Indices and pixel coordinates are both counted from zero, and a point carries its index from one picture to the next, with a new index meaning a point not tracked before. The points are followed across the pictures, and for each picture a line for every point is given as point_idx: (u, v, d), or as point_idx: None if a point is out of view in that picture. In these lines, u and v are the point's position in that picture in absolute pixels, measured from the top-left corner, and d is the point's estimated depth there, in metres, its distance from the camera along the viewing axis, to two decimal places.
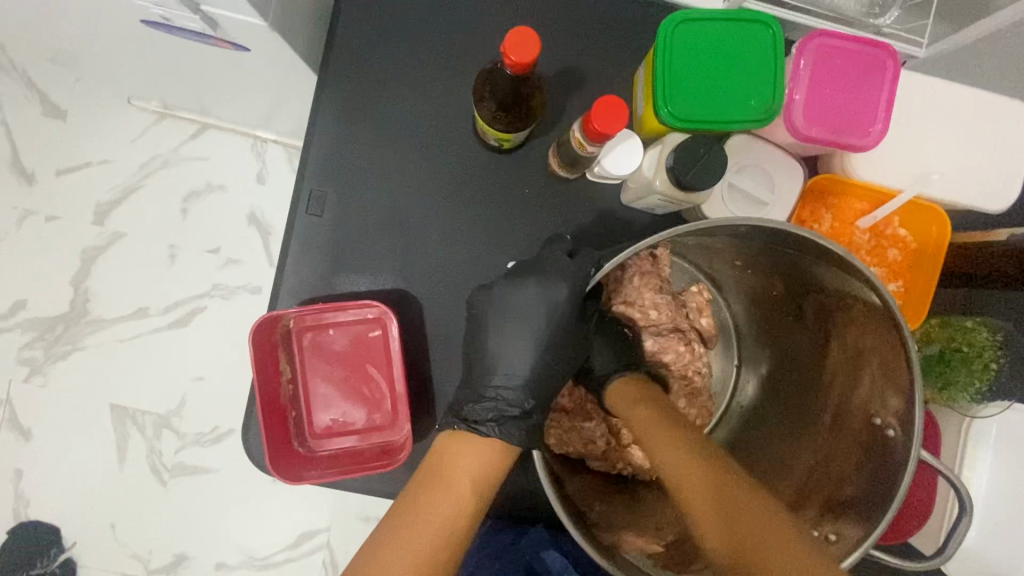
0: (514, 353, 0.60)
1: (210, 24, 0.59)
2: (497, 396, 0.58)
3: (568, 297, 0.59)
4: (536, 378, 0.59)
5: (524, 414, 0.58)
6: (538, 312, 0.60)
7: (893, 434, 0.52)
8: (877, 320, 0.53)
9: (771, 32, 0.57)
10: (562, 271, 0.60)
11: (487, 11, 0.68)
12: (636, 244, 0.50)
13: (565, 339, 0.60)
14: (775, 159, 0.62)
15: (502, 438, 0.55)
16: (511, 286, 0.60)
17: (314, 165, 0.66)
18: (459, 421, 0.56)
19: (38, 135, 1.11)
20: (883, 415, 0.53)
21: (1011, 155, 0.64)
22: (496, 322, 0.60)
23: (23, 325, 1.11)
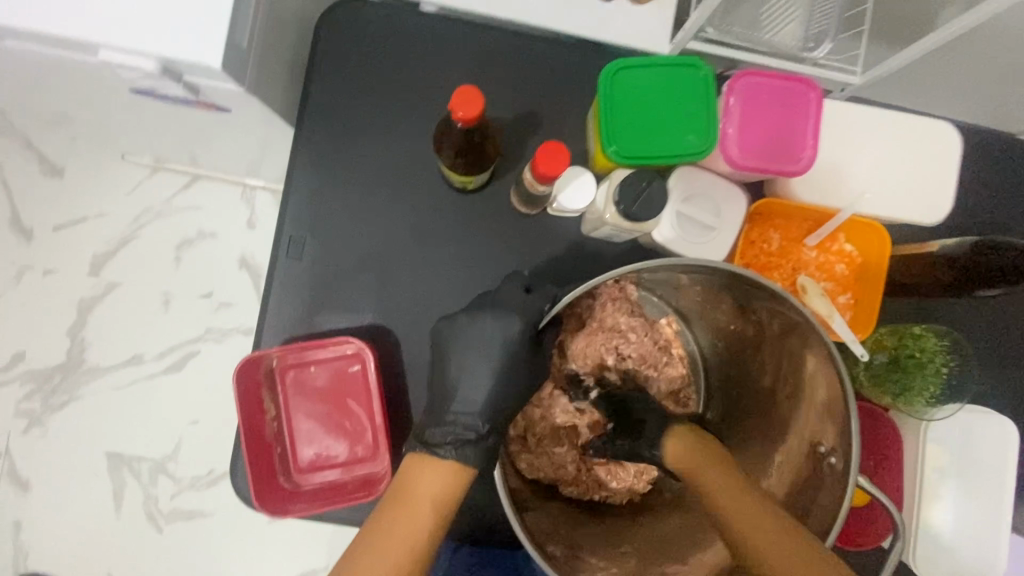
0: (473, 383, 0.62)
1: (193, 91, 0.64)
2: (455, 420, 0.61)
3: (522, 329, 0.62)
4: (496, 402, 0.62)
5: (479, 438, 0.60)
6: (491, 340, 0.62)
7: (835, 463, 0.55)
8: (819, 353, 0.56)
9: (702, 73, 0.62)
10: (514, 304, 0.63)
11: (451, 64, 0.74)
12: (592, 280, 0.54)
13: (521, 368, 0.63)
14: (718, 186, 0.67)
15: (458, 459, 0.58)
16: (471, 317, 0.63)
17: (293, 213, 0.71)
18: (418, 444, 0.60)
19: (37, 194, 1.16)
20: (827, 443, 0.56)
21: (939, 170, 0.70)
22: (456, 353, 0.63)
23: (21, 378, 1.14)
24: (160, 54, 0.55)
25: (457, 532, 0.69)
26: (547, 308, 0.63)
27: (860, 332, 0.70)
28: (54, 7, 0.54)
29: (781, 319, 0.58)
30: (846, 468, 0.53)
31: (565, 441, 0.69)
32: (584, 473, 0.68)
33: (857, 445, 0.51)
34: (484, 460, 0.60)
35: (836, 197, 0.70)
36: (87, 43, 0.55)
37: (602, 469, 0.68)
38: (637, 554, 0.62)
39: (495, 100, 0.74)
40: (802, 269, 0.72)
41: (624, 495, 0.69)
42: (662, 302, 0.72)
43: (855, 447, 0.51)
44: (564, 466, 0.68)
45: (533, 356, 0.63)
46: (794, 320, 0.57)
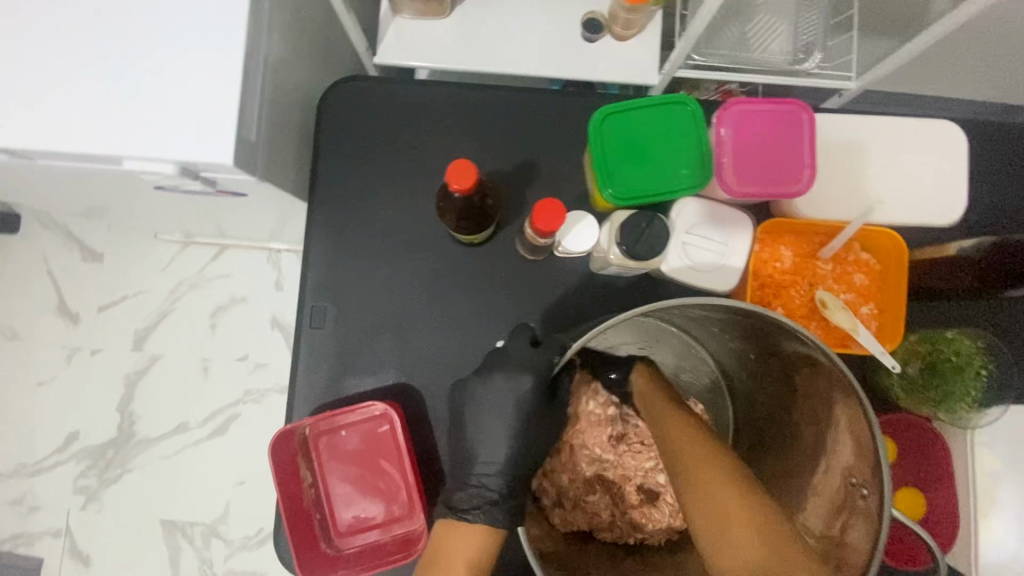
0: (490, 442, 0.65)
1: (209, 183, 0.69)
2: (478, 483, 0.65)
3: (532, 386, 0.65)
4: (515, 462, 0.66)
5: (501, 497, 0.64)
6: (505, 400, 0.65)
7: (867, 496, 0.51)
8: (833, 379, 0.54)
9: (690, 108, 0.63)
10: (525, 361, 0.66)
11: (448, 123, 0.77)
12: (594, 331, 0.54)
13: (536, 416, 0.66)
14: (723, 213, 0.67)
15: (487, 522, 0.62)
16: (480, 379, 0.66)
17: (312, 285, 0.74)
18: (446, 510, 0.65)
19: (81, 279, 1.24)
20: (857, 475, 0.53)
21: (946, 170, 0.69)
22: (473, 413, 0.66)
23: (78, 455, 1.20)
24: (177, 157, 0.60)
25: None
26: (557, 359, 0.65)
27: (889, 342, 0.68)
28: (80, 126, 0.60)
29: (792, 347, 0.57)
30: (879, 503, 0.49)
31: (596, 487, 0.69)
32: (616, 517, 0.68)
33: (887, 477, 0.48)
34: (512, 519, 0.64)
35: (847, 207, 0.69)
36: (111, 156, 0.60)
37: (636, 511, 0.68)
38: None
39: (492, 151, 0.76)
40: (820, 284, 0.70)
41: (662, 536, 0.68)
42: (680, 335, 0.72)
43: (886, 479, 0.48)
44: (597, 511, 0.68)
45: (545, 407, 0.67)
46: (802, 348, 0.55)
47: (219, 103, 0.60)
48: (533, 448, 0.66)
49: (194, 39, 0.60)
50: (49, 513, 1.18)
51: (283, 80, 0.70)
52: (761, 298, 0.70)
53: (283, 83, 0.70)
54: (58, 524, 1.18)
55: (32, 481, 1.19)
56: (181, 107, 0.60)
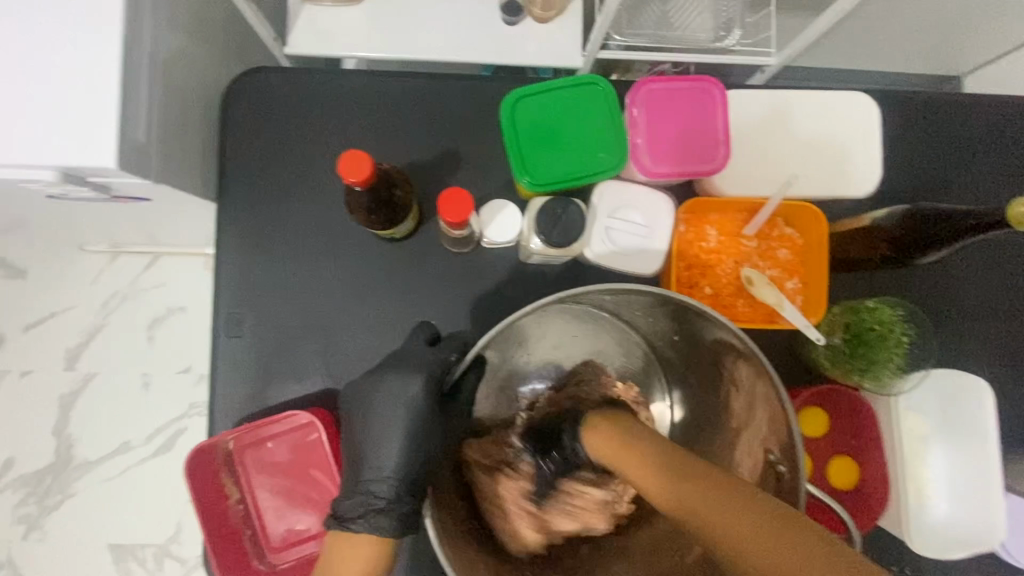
0: (382, 446, 0.61)
1: (107, 188, 0.64)
2: (366, 490, 0.59)
3: (423, 385, 0.61)
4: (410, 466, 0.61)
5: (389, 504, 0.58)
6: (397, 403, 0.61)
7: (784, 471, 0.54)
8: (747, 355, 0.56)
9: (601, 88, 0.62)
10: (419, 361, 0.62)
11: (365, 114, 0.73)
12: (497, 324, 0.53)
13: (434, 416, 0.62)
14: (643, 195, 0.66)
15: (373, 532, 0.56)
16: (374, 382, 0.62)
17: (228, 291, 0.70)
18: (332, 522, 0.57)
19: (2, 298, 1.16)
20: (777, 452, 0.55)
21: (863, 141, 0.70)
22: (366, 416, 0.62)
23: (13, 484, 1.13)
24: (55, 162, 0.55)
25: None
26: (454, 358, 0.63)
27: (813, 315, 0.69)
28: None
29: (710, 327, 0.58)
30: (796, 474, 0.52)
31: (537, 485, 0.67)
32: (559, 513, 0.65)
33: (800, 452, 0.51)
34: (401, 527, 0.57)
35: (765, 184, 0.69)
36: None
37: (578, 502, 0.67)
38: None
39: (415, 141, 0.73)
40: (745, 262, 0.70)
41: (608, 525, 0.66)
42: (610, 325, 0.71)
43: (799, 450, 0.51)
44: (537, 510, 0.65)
45: (442, 407, 0.63)
46: (718, 329, 0.57)
47: (101, 104, 0.55)
48: (427, 451, 0.61)
49: (64, 33, 0.55)
50: None
51: (176, 74, 0.66)
52: (689, 279, 0.69)
53: (178, 78, 0.66)
54: None
55: None
56: (59, 108, 0.55)
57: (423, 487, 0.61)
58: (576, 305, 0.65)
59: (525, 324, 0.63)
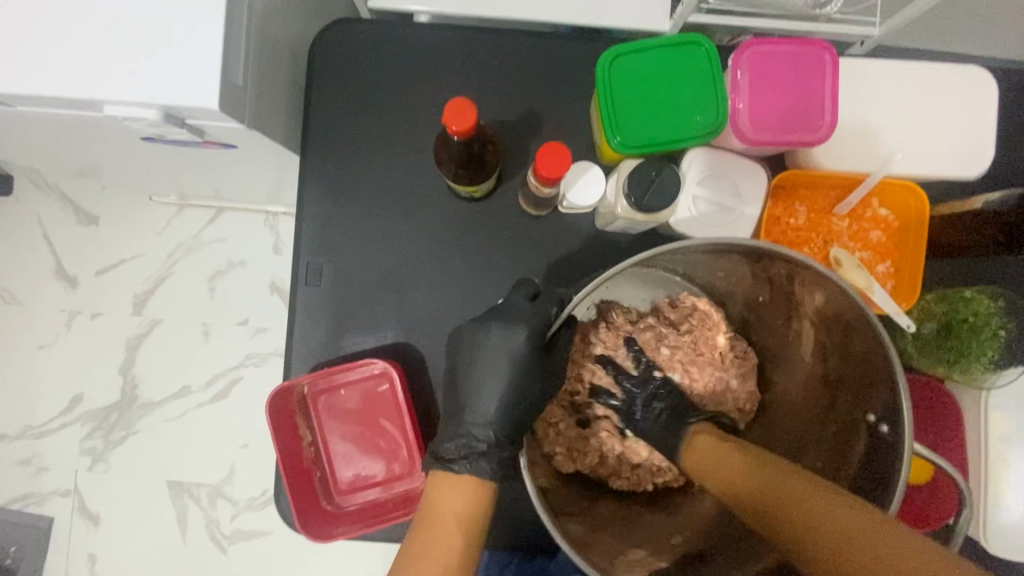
0: (485, 392, 0.61)
1: (198, 131, 0.65)
2: (468, 432, 0.60)
3: (526, 337, 0.60)
4: (510, 413, 0.61)
5: (491, 447, 0.60)
6: (500, 351, 0.61)
7: (886, 432, 0.53)
8: (851, 311, 0.54)
9: (705, 49, 0.59)
10: (521, 314, 0.62)
11: (444, 74, 0.73)
12: (600, 278, 0.52)
13: (534, 369, 0.61)
14: (735, 164, 0.64)
15: (473, 473, 0.58)
16: (477, 330, 0.62)
17: (307, 241, 0.71)
18: (434, 462, 0.60)
19: (76, 242, 1.22)
20: (877, 413, 0.55)
21: (974, 119, 0.65)
22: (468, 363, 0.62)
23: (82, 418, 1.20)
24: (160, 101, 0.56)
25: (502, 542, 0.70)
26: (555, 312, 0.61)
27: (904, 301, 0.66)
28: (60, 70, 0.56)
29: (808, 282, 0.56)
30: (898, 433, 0.51)
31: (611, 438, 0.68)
32: (634, 468, 0.67)
33: (908, 410, 0.50)
34: (502, 471, 0.59)
35: (865, 160, 0.65)
36: (88, 100, 0.57)
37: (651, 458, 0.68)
38: (686, 542, 0.63)
39: (493, 102, 0.72)
40: (835, 241, 0.67)
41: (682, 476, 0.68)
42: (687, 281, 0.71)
43: (907, 409, 0.49)
44: (616, 456, 0.67)
45: (544, 358, 0.62)
46: (819, 284, 0.55)
47: (204, 45, 0.56)
48: (529, 400, 0.61)
49: None
50: (56, 474, 1.19)
51: (271, 23, 0.66)
52: None
53: (272, 28, 0.66)
54: (65, 484, 1.19)
55: (38, 443, 1.20)
56: (163, 48, 0.56)
57: (523, 433, 0.62)
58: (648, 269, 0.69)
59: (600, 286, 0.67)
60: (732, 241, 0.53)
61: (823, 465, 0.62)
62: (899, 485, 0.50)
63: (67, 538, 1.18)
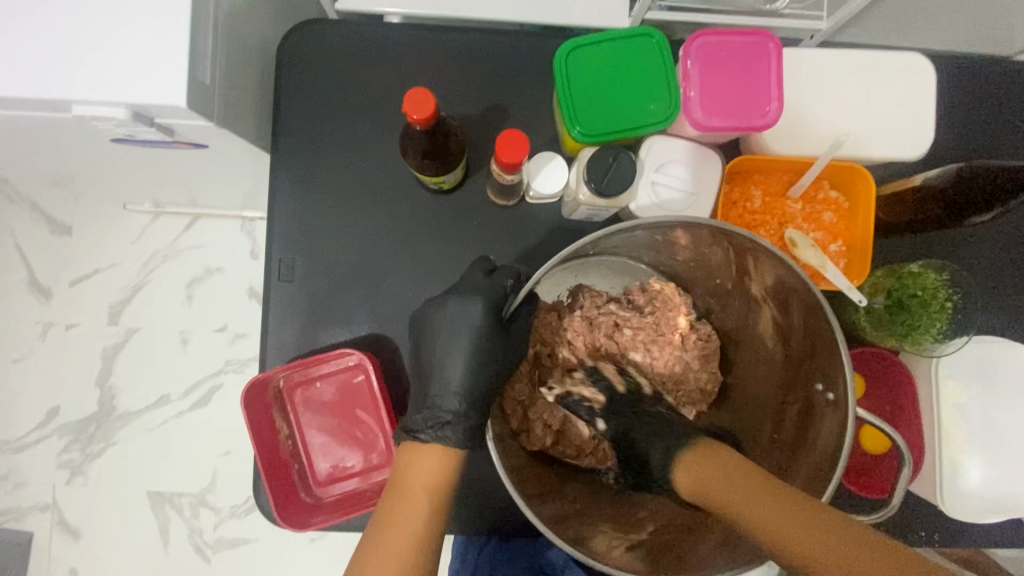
0: (449, 365, 0.64)
1: (167, 132, 0.66)
2: (435, 405, 0.62)
3: (484, 307, 0.64)
4: (473, 383, 0.63)
5: (457, 417, 0.61)
6: (460, 324, 0.64)
7: (833, 399, 0.57)
8: (799, 290, 0.57)
9: (656, 40, 0.62)
10: (478, 286, 0.65)
11: (411, 73, 0.74)
12: (552, 260, 0.53)
13: (493, 341, 0.64)
14: (689, 151, 0.67)
15: (439, 441, 0.59)
16: (435, 306, 0.65)
17: (279, 238, 0.73)
18: (404, 434, 0.60)
19: (49, 253, 1.21)
20: (825, 382, 0.58)
21: (914, 103, 0.69)
22: (432, 339, 0.65)
23: (59, 431, 1.18)
24: (128, 100, 0.57)
25: (482, 526, 0.72)
26: (511, 283, 0.65)
27: (857, 277, 0.69)
28: (26, 71, 0.57)
29: (760, 264, 0.60)
30: (843, 399, 0.55)
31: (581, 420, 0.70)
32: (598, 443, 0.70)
33: (851, 377, 0.53)
34: (469, 438, 0.60)
35: (813, 145, 0.69)
36: (56, 101, 0.58)
37: None
38: (653, 519, 0.64)
39: (460, 99, 0.74)
40: (789, 223, 0.70)
41: None
42: (652, 268, 0.74)
43: (849, 374, 0.53)
44: (583, 437, 0.69)
45: (503, 331, 0.65)
46: (769, 265, 0.59)
47: (171, 45, 0.57)
48: (492, 370, 0.64)
49: None
50: (33, 489, 1.17)
51: (239, 25, 0.68)
52: None
53: (240, 30, 0.68)
54: (44, 499, 1.17)
55: (14, 458, 1.18)
56: (131, 49, 0.57)
57: (489, 406, 0.63)
58: (614, 257, 0.72)
59: (568, 266, 0.71)
60: (685, 221, 0.56)
61: (778, 437, 0.65)
62: (843, 451, 0.54)
63: (47, 554, 1.17)
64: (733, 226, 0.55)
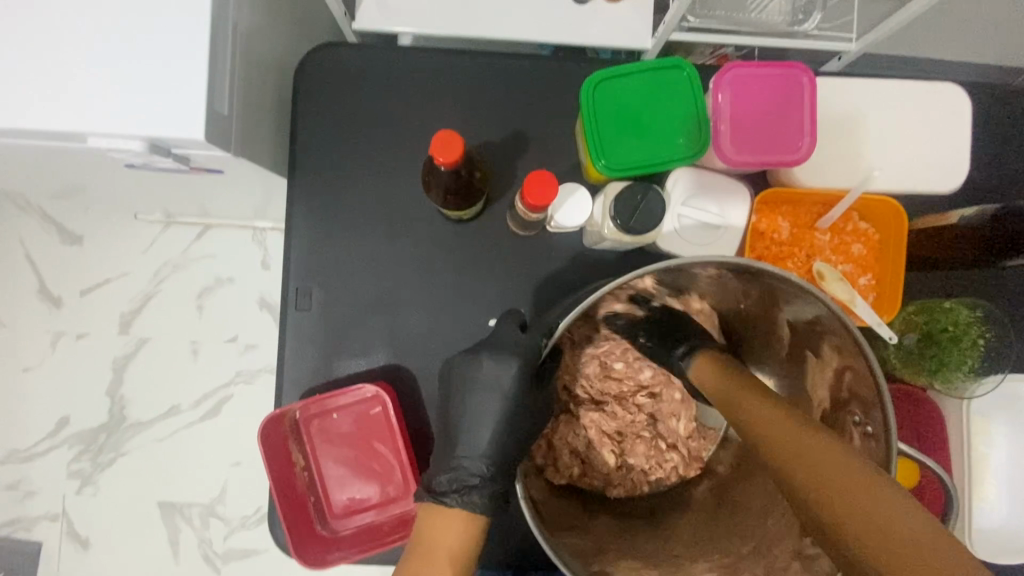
0: (477, 425, 0.63)
1: (183, 158, 0.65)
2: (461, 466, 0.61)
3: (518, 370, 0.62)
4: (502, 448, 0.62)
5: (484, 481, 0.60)
6: (492, 384, 0.62)
7: (872, 433, 0.55)
8: (835, 327, 0.55)
9: (687, 74, 0.61)
10: (513, 346, 0.64)
11: (430, 97, 0.73)
12: (590, 297, 0.52)
13: (526, 402, 0.63)
14: (716, 184, 0.65)
15: (464, 507, 0.58)
16: (469, 362, 0.63)
17: (296, 264, 0.71)
18: (427, 495, 0.60)
19: (60, 263, 1.20)
20: (862, 415, 0.56)
21: (950, 132, 0.67)
22: (462, 396, 0.64)
23: (69, 441, 1.18)
24: (145, 130, 0.56)
25: (498, 557, 0.71)
26: (543, 341, 0.63)
27: (885, 314, 0.67)
28: (41, 100, 0.56)
29: (789, 295, 0.57)
30: (884, 434, 0.53)
31: (605, 448, 0.70)
32: (625, 473, 0.70)
33: (893, 417, 0.51)
34: (493, 506, 0.59)
35: (844, 177, 0.67)
36: (72, 133, 0.57)
37: (644, 466, 0.70)
38: (688, 553, 0.62)
39: (479, 122, 0.73)
40: (818, 256, 0.68)
41: (673, 478, 0.71)
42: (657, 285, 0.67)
43: (891, 414, 0.51)
44: (609, 466, 0.69)
45: (535, 391, 0.64)
46: (800, 300, 0.56)
47: (188, 74, 0.56)
48: (521, 434, 0.63)
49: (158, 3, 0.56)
50: (44, 498, 1.17)
51: (257, 46, 0.66)
52: None
53: (258, 52, 0.66)
54: (54, 508, 1.17)
55: (25, 467, 1.18)
56: (147, 78, 0.56)
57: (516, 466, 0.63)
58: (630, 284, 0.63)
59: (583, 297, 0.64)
60: (722, 261, 0.53)
61: None
62: None
63: (57, 563, 1.17)
64: (768, 265, 0.53)
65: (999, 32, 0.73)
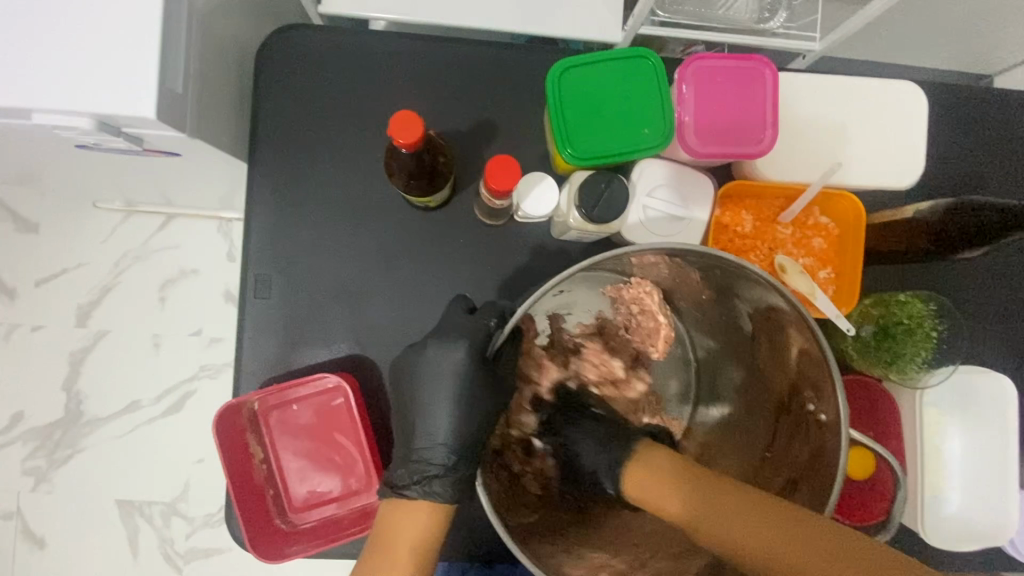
0: (432, 412, 0.63)
1: (137, 140, 0.63)
2: (420, 457, 0.62)
3: (466, 351, 0.62)
4: (461, 436, 0.62)
5: (445, 470, 0.61)
6: (442, 368, 0.62)
7: (825, 421, 0.56)
8: (791, 318, 0.56)
9: (651, 62, 0.61)
10: (461, 329, 0.64)
11: (400, 84, 0.72)
12: (546, 284, 0.51)
13: (481, 385, 0.63)
14: (681, 175, 0.66)
15: (426, 497, 0.60)
16: (418, 349, 0.64)
17: (256, 251, 0.69)
18: (389, 490, 0.61)
19: (13, 252, 1.15)
20: (816, 403, 0.58)
21: (906, 129, 0.69)
22: (415, 383, 0.64)
23: (22, 437, 1.13)
24: (93, 108, 0.54)
25: (463, 550, 0.70)
26: (493, 324, 0.63)
27: (845, 306, 0.69)
28: None
29: (746, 286, 0.59)
30: (835, 421, 0.55)
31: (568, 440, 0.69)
32: None
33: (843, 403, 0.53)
34: (455, 492, 0.60)
35: (805, 172, 0.68)
36: (15, 109, 0.54)
37: None
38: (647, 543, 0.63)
39: (449, 110, 0.72)
40: (779, 249, 0.69)
41: None
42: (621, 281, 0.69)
43: (842, 401, 0.53)
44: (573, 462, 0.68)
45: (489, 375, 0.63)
46: (759, 291, 0.57)
47: (140, 51, 0.54)
48: (481, 418, 0.62)
49: None
50: None
51: (216, 26, 0.64)
52: None
53: (217, 32, 0.64)
54: (7, 507, 1.12)
55: None
56: (96, 54, 0.53)
57: (479, 453, 0.63)
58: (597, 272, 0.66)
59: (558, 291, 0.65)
60: (682, 249, 0.54)
61: (769, 456, 0.65)
62: (835, 471, 0.54)
63: (9, 564, 1.12)
64: (725, 253, 0.54)
65: (958, 33, 0.75)
